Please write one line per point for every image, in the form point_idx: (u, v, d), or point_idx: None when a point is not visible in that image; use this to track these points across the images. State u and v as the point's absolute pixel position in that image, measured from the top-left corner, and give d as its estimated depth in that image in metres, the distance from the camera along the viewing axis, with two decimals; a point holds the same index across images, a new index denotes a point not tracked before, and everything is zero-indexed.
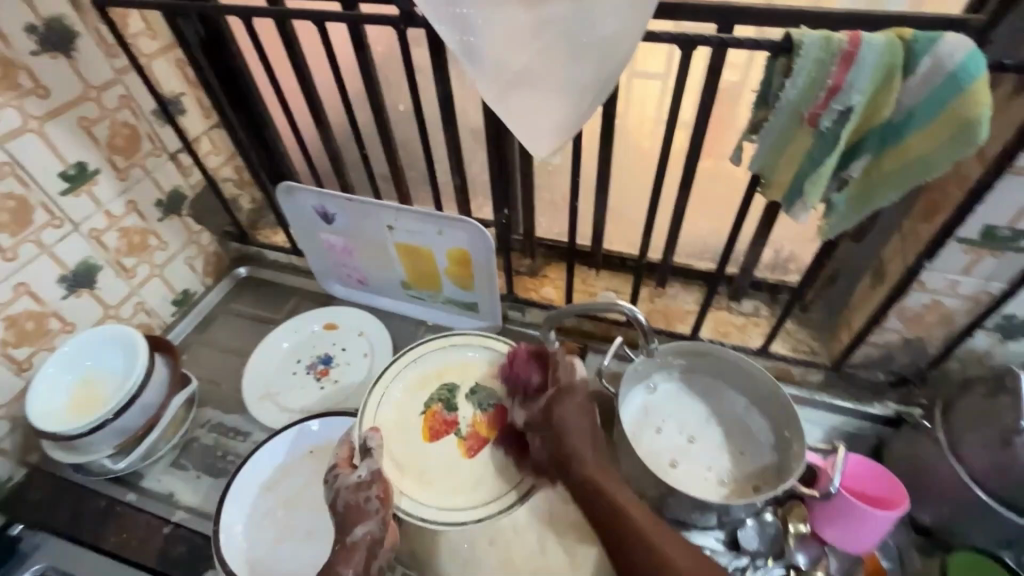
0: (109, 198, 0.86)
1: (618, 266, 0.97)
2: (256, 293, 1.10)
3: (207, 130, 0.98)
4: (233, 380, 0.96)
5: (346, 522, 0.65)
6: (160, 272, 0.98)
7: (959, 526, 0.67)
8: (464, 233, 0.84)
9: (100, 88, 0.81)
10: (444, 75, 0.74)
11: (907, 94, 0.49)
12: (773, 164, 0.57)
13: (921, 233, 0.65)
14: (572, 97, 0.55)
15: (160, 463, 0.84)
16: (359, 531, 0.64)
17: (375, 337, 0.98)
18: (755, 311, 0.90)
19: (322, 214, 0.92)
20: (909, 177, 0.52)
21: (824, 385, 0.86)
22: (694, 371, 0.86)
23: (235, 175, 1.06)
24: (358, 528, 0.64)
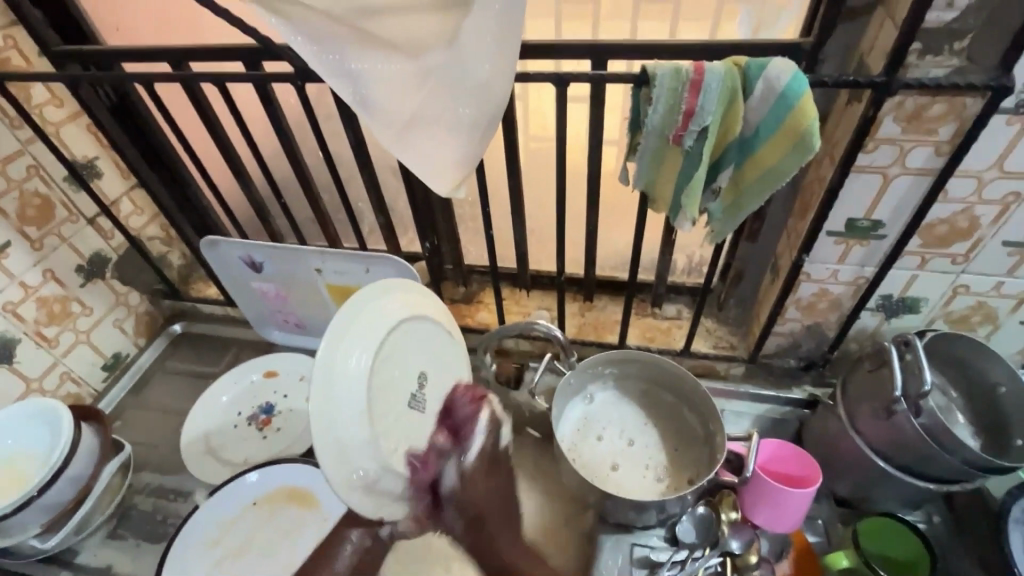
0: (23, 269, 0.85)
1: (547, 284, 1.01)
2: (193, 349, 1.08)
3: (127, 191, 0.98)
4: (171, 439, 0.94)
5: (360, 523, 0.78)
6: (87, 338, 0.96)
7: (870, 494, 0.73)
8: (391, 269, 0.86)
9: (5, 161, 0.81)
10: (353, 122, 0.78)
11: (752, 112, 0.55)
12: (654, 182, 0.63)
13: (800, 229, 0.72)
14: (461, 137, 0.59)
15: (97, 535, 0.82)
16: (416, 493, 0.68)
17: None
18: (677, 313, 0.96)
19: (250, 263, 0.93)
20: (768, 184, 0.58)
21: (747, 377, 0.91)
22: (625, 377, 0.90)
23: (162, 233, 1.06)
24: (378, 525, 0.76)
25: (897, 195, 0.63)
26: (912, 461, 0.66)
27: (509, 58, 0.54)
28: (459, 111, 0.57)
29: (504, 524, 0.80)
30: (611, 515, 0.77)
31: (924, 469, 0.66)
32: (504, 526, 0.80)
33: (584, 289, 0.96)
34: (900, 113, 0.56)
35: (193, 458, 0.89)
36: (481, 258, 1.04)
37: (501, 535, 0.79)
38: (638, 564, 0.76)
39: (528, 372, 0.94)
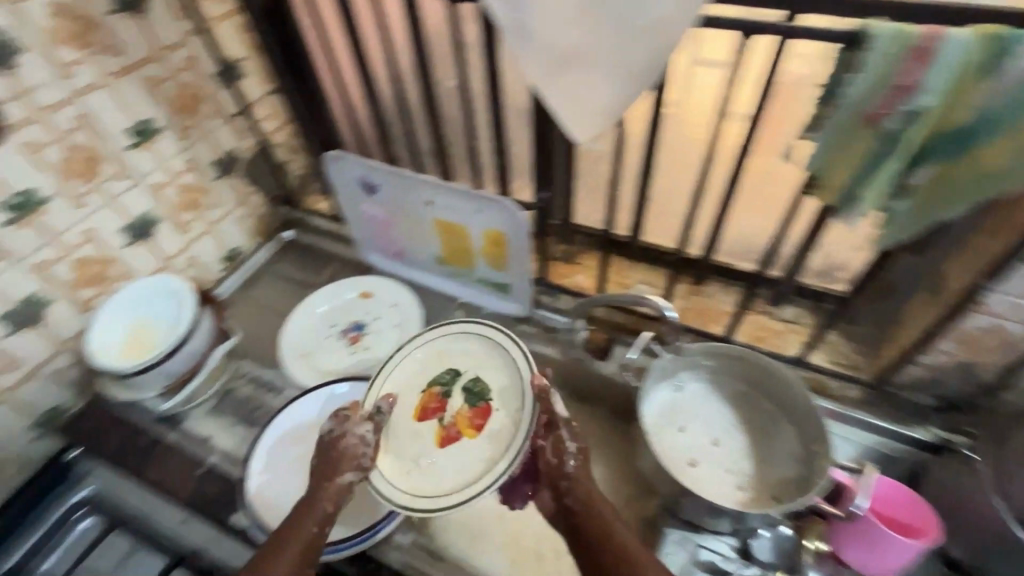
0: (170, 155, 0.91)
1: (656, 259, 0.93)
2: (299, 257, 1.14)
3: (264, 96, 1.02)
4: (271, 337, 1.01)
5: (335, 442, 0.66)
6: (213, 229, 1.03)
7: (998, 565, 0.64)
8: (501, 214, 0.84)
9: (168, 49, 0.85)
10: (493, 52, 0.73)
11: (985, 95, 0.45)
12: (829, 166, 0.54)
13: (982, 247, 0.60)
14: (620, 82, 0.54)
15: (201, 408, 0.90)
16: (362, 432, 0.67)
17: (408, 307, 1.00)
18: (796, 318, 0.87)
19: (366, 185, 0.94)
20: (982, 185, 0.49)
21: (862, 402, 0.80)
22: (723, 374, 0.84)
23: (287, 141, 1.10)
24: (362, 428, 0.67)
25: None
26: None
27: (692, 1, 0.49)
28: (623, 52, 0.51)
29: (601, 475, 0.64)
30: (684, 512, 0.73)
31: None
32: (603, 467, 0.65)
33: (696, 271, 0.89)
34: None
35: (290, 359, 0.95)
36: (590, 216, 0.97)
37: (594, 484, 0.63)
38: (701, 567, 0.71)
39: (617, 347, 0.88)
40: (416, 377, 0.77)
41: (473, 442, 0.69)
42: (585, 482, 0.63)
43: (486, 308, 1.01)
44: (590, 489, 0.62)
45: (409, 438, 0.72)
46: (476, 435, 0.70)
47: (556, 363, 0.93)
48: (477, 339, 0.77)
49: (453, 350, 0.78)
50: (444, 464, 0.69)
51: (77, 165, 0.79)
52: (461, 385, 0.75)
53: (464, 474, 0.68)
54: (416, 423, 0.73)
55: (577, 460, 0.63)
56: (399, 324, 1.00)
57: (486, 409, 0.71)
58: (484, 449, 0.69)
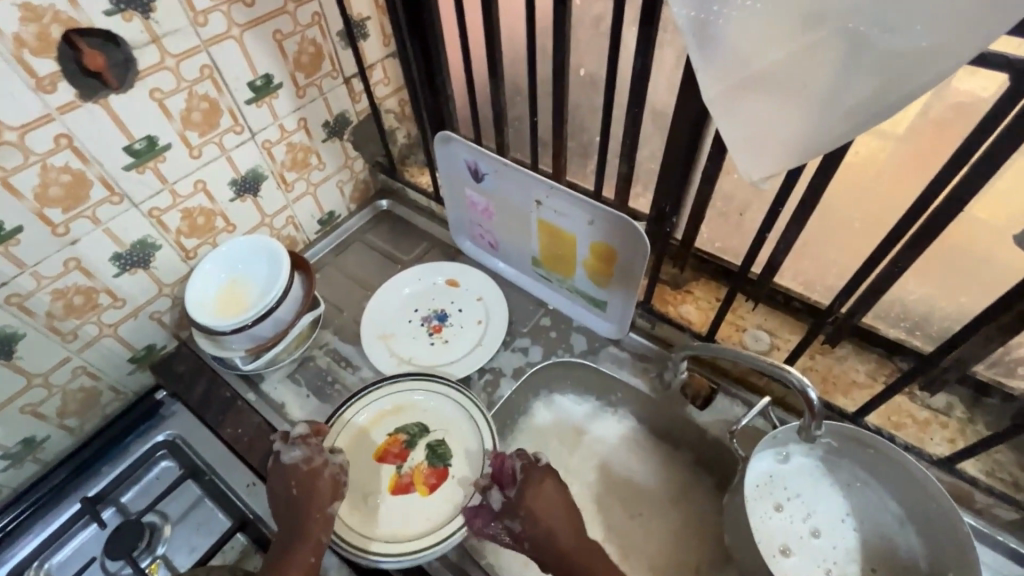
0: (284, 113, 0.88)
1: (780, 304, 0.84)
2: (391, 230, 1.11)
3: (383, 59, 0.97)
4: (354, 309, 0.99)
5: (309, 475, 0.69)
6: (314, 190, 1.01)
7: None
8: (618, 231, 0.75)
9: (298, 3, 0.81)
10: (649, 50, 0.63)
11: None
12: None
13: None
14: (821, 117, 0.42)
15: (280, 371, 0.90)
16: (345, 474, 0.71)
17: (495, 305, 0.95)
18: (947, 408, 0.73)
19: (472, 171, 0.88)
20: None
21: (1015, 527, 0.66)
22: (842, 456, 0.72)
23: (397, 108, 1.06)
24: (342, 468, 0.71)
25: None
26: None
27: (966, 40, 0.34)
28: (839, 79, 0.40)
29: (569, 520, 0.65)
30: None
31: None
32: (567, 511, 0.66)
33: (833, 330, 0.76)
34: None
35: (369, 337, 0.93)
36: (710, 243, 0.88)
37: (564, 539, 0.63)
38: None
39: (719, 397, 0.80)
40: (383, 421, 0.80)
41: (423, 498, 0.73)
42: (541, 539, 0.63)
43: (576, 321, 0.93)
44: (550, 535, 0.63)
45: (367, 476, 0.76)
46: (428, 494, 0.73)
47: (646, 400, 0.85)
48: (456, 402, 0.80)
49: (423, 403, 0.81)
50: (392, 511, 0.72)
51: (197, 116, 0.78)
52: (427, 441, 0.78)
53: (414, 524, 0.71)
54: (375, 462, 0.77)
55: (524, 522, 0.64)
56: (482, 322, 0.94)
57: (443, 472, 0.75)
58: (437, 507, 0.72)
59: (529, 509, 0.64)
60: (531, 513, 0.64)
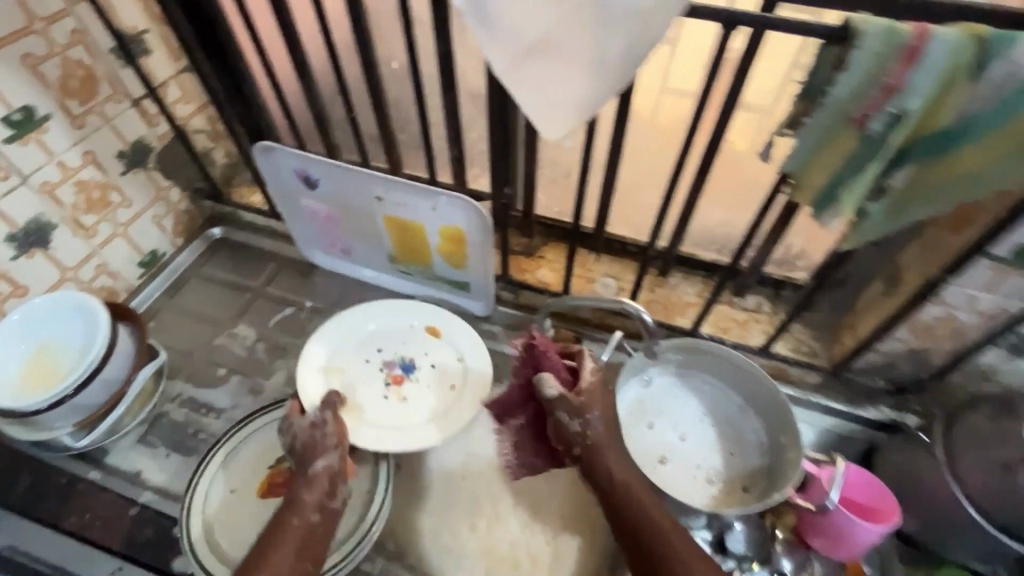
0: (63, 148, 0.77)
1: (619, 250, 0.92)
2: (232, 257, 1.02)
3: (176, 75, 0.88)
4: (204, 350, 0.90)
5: (305, 458, 0.66)
6: (125, 230, 0.90)
7: (946, 540, 0.68)
8: (460, 211, 0.77)
9: (48, 21, 0.70)
10: (446, 32, 0.65)
11: (973, 100, 0.43)
12: (806, 168, 0.53)
13: (946, 244, 0.62)
14: (598, 75, 0.49)
15: (127, 438, 0.79)
16: (320, 463, 0.65)
17: (470, 348, 0.82)
18: (757, 306, 0.87)
19: (304, 178, 0.84)
20: (955, 193, 0.48)
21: (820, 387, 0.82)
22: (692, 366, 0.82)
23: (208, 126, 0.97)
24: (318, 461, 0.65)
25: None
26: (1015, 520, 0.61)
27: None
28: (600, 39, 0.47)
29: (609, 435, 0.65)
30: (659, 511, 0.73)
31: None
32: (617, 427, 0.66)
33: (662, 261, 0.87)
34: None
35: (310, 373, 0.79)
36: (550, 208, 0.94)
37: (603, 452, 0.64)
38: None
39: (585, 343, 0.87)
40: (261, 454, 0.74)
41: None
42: (603, 447, 0.64)
43: (446, 307, 0.95)
44: (609, 452, 0.64)
45: (253, 516, 0.70)
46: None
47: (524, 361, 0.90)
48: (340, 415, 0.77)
49: None
50: None
51: None
52: None
53: None
54: (260, 500, 0.71)
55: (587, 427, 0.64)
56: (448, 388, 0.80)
57: None
58: None
59: (597, 414, 0.64)
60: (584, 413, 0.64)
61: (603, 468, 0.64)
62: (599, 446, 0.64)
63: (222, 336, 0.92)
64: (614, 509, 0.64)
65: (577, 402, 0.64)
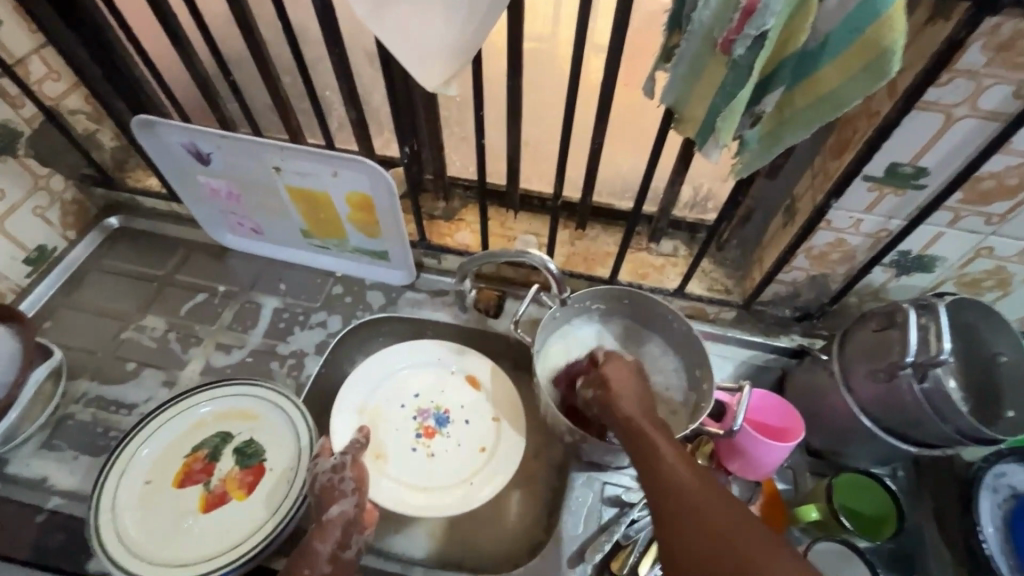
0: None
1: (538, 207, 0.91)
2: (133, 246, 0.96)
3: (37, 49, 0.79)
4: (109, 345, 0.85)
5: (322, 503, 0.63)
6: (1, 226, 0.82)
7: (846, 449, 0.73)
8: (363, 174, 0.75)
9: None
10: None
11: (823, 19, 0.45)
12: (686, 99, 0.53)
13: (830, 169, 0.64)
14: (462, 12, 0.47)
15: (28, 444, 0.75)
16: (335, 509, 0.62)
17: (501, 404, 0.80)
18: (674, 250, 0.89)
19: (195, 154, 0.79)
20: (821, 113, 0.50)
21: (735, 322, 0.86)
22: (613, 314, 0.83)
23: (86, 106, 0.88)
24: (333, 506, 0.62)
25: (956, 139, 0.56)
26: (900, 423, 0.65)
27: None
28: None
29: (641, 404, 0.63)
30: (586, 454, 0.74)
31: (912, 433, 0.65)
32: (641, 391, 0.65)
33: (578, 215, 0.88)
34: (991, 40, 0.49)
35: (344, 412, 0.77)
36: (464, 169, 0.92)
37: (623, 402, 0.62)
38: (608, 503, 0.74)
39: (509, 301, 0.87)
40: (177, 444, 0.72)
41: (241, 503, 0.68)
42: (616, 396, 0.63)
43: (368, 279, 0.92)
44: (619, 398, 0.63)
45: (173, 506, 0.68)
46: (246, 496, 0.69)
47: (450, 328, 0.88)
48: (256, 395, 0.74)
49: (220, 410, 0.74)
50: (210, 530, 0.67)
51: None
52: (233, 446, 0.72)
53: (237, 533, 0.66)
54: (178, 489, 0.69)
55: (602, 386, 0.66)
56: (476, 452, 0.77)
57: (258, 469, 0.70)
58: (258, 505, 0.68)
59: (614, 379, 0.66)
60: (622, 389, 0.65)
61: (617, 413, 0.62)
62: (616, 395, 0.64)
63: (129, 330, 0.87)
64: (641, 464, 0.56)
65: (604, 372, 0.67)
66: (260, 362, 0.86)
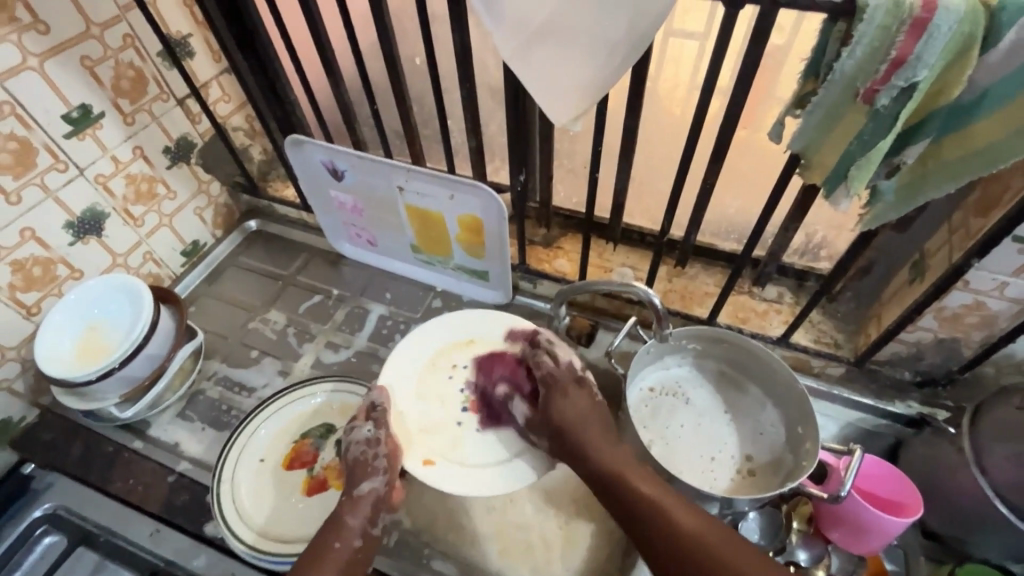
0: (115, 143, 0.84)
1: (637, 241, 0.93)
2: (266, 248, 1.08)
3: (218, 76, 0.94)
4: (239, 333, 0.96)
5: (354, 476, 0.65)
6: (169, 221, 0.96)
7: (973, 536, 0.65)
8: (476, 198, 0.80)
9: (103, 27, 0.77)
10: (463, 26, 0.68)
11: (984, 71, 0.43)
12: (816, 146, 0.52)
13: (972, 228, 0.60)
14: (601, 56, 0.50)
15: (168, 412, 0.86)
16: (366, 485, 0.64)
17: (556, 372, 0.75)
18: (779, 297, 0.86)
19: (332, 170, 0.89)
20: (972, 167, 0.47)
21: (843, 380, 0.80)
22: (709, 355, 0.81)
23: (246, 124, 1.02)
24: (364, 482, 0.64)
25: None
26: None
27: None
28: (603, 23, 0.48)
29: (605, 435, 0.64)
30: None
31: None
32: (600, 418, 0.65)
33: (678, 253, 0.87)
34: None
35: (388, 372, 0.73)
36: (568, 199, 0.95)
37: (591, 439, 0.63)
38: None
39: (601, 332, 0.88)
40: (289, 430, 0.79)
41: (338, 492, 0.74)
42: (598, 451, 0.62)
43: (465, 295, 0.97)
44: (593, 449, 0.62)
45: (281, 486, 0.75)
46: (343, 486, 0.74)
47: None
48: (359, 394, 0.80)
49: (328, 403, 0.81)
50: (309, 513, 0.73)
51: (8, 158, 0.73)
52: (335, 438, 0.78)
53: None
54: (285, 472, 0.76)
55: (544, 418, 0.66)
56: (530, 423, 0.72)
57: None
58: None
59: (551, 409, 0.65)
60: (576, 429, 0.63)
61: (586, 455, 0.62)
62: (584, 441, 0.63)
63: (256, 321, 0.97)
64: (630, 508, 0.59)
65: (550, 398, 0.66)
66: (363, 363, 0.93)
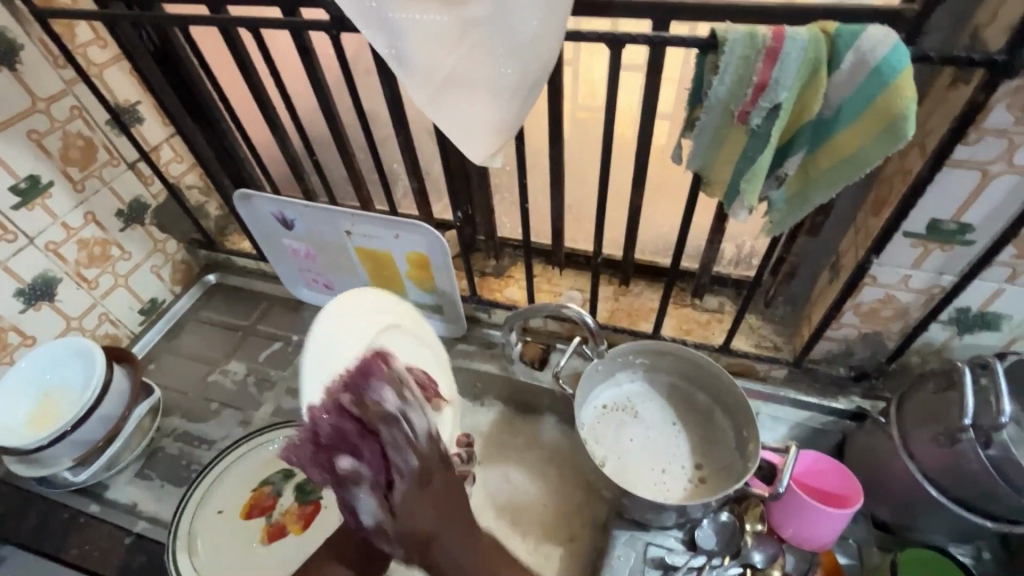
0: (65, 209, 0.86)
1: (583, 265, 0.97)
2: (226, 300, 1.09)
3: (168, 138, 0.97)
4: (200, 388, 0.96)
5: None
6: (125, 281, 0.98)
7: (914, 520, 0.68)
8: (420, 236, 0.83)
9: (49, 101, 0.81)
10: (390, 79, 0.73)
11: (834, 90, 0.48)
12: (711, 164, 0.56)
13: (870, 227, 0.65)
14: (503, 98, 0.55)
15: (126, 472, 0.85)
16: None
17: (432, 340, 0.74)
18: (719, 306, 0.90)
19: (281, 220, 0.92)
20: (843, 174, 0.52)
21: (787, 381, 0.83)
22: (658, 369, 0.84)
23: (200, 182, 1.05)
24: None
25: (996, 196, 0.56)
26: (973, 495, 0.60)
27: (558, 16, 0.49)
28: (499, 69, 0.53)
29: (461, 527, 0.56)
30: (627, 511, 0.72)
31: (985, 505, 0.60)
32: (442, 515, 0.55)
33: (621, 273, 0.91)
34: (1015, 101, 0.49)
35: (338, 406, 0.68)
36: (514, 230, 0.99)
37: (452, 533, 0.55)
38: (651, 565, 0.70)
39: (553, 355, 0.90)
40: (247, 479, 0.79)
41: (297, 537, 0.74)
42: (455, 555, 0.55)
43: None
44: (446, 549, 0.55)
45: (240, 536, 0.75)
46: (302, 531, 0.74)
47: (493, 379, 0.90)
48: None
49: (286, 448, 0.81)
50: (270, 561, 0.72)
51: None
52: (294, 482, 0.79)
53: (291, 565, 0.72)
54: (242, 521, 0.76)
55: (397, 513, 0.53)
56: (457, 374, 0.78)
57: (313, 507, 0.76)
58: (311, 541, 0.73)
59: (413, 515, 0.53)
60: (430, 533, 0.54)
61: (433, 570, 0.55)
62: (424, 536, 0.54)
63: (216, 373, 0.98)
64: None
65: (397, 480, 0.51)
66: None
